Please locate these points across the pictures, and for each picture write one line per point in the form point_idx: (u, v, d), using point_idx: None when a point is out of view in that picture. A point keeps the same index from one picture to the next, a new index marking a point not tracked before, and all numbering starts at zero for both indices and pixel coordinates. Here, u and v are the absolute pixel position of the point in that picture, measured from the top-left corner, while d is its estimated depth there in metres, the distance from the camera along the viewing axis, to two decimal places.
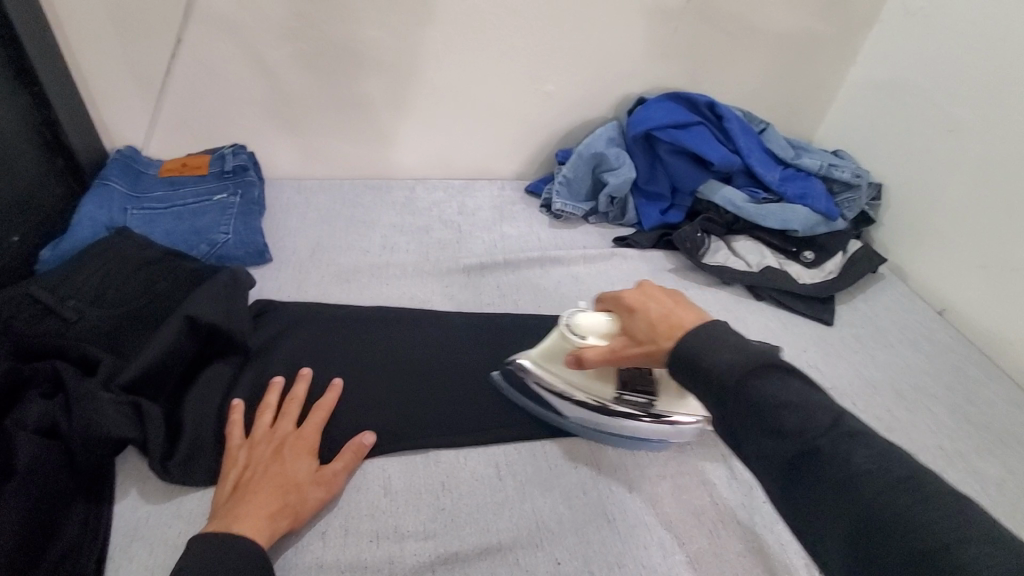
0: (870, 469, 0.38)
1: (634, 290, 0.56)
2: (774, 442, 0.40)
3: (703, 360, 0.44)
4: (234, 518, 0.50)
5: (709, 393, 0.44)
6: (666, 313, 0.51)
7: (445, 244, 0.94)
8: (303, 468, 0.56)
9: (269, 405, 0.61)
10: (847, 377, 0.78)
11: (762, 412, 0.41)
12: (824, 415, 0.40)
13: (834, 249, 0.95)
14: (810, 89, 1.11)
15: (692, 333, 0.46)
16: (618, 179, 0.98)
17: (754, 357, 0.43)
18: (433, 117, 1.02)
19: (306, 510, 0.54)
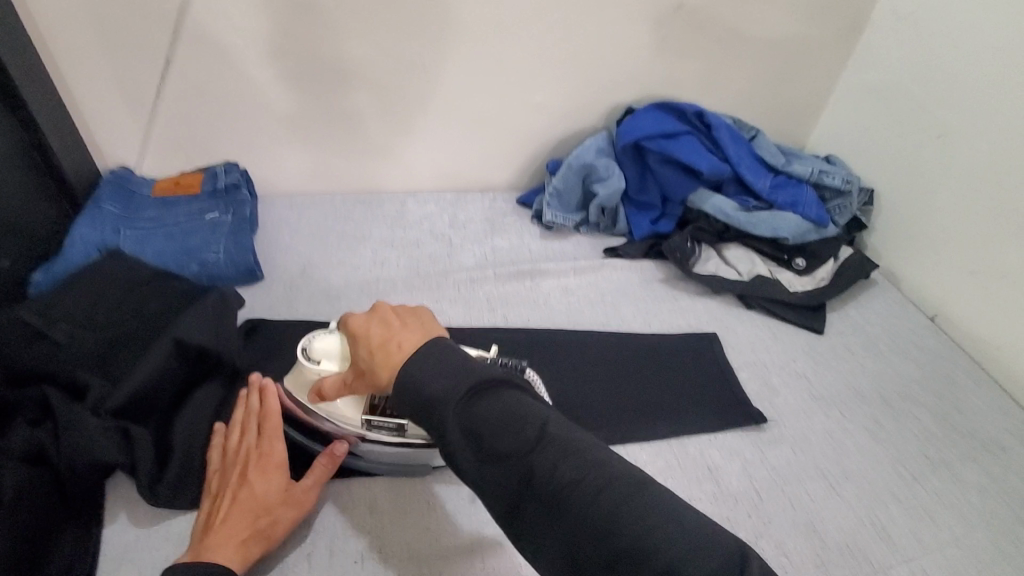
0: (571, 480, 0.43)
1: (365, 314, 0.55)
2: (495, 465, 0.45)
3: (424, 388, 0.47)
4: (206, 548, 0.52)
5: (428, 419, 0.47)
6: (382, 339, 0.52)
7: (436, 258, 0.94)
8: (272, 489, 0.57)
9: (235, 424, 0.61)
10: (835, 387, 0.78)
11: (481, 437, 0.45)
12: (530, 427, 0.45)
13: (826, 255, 0.95)
14: (801, 95, 1.10)
15: (413, 363, 0.48)
16: (608, 190, 0.98)
17: (468, 379, 0.47)
18: (423, 131, 1.03)
19: (278, 531, 0.56)
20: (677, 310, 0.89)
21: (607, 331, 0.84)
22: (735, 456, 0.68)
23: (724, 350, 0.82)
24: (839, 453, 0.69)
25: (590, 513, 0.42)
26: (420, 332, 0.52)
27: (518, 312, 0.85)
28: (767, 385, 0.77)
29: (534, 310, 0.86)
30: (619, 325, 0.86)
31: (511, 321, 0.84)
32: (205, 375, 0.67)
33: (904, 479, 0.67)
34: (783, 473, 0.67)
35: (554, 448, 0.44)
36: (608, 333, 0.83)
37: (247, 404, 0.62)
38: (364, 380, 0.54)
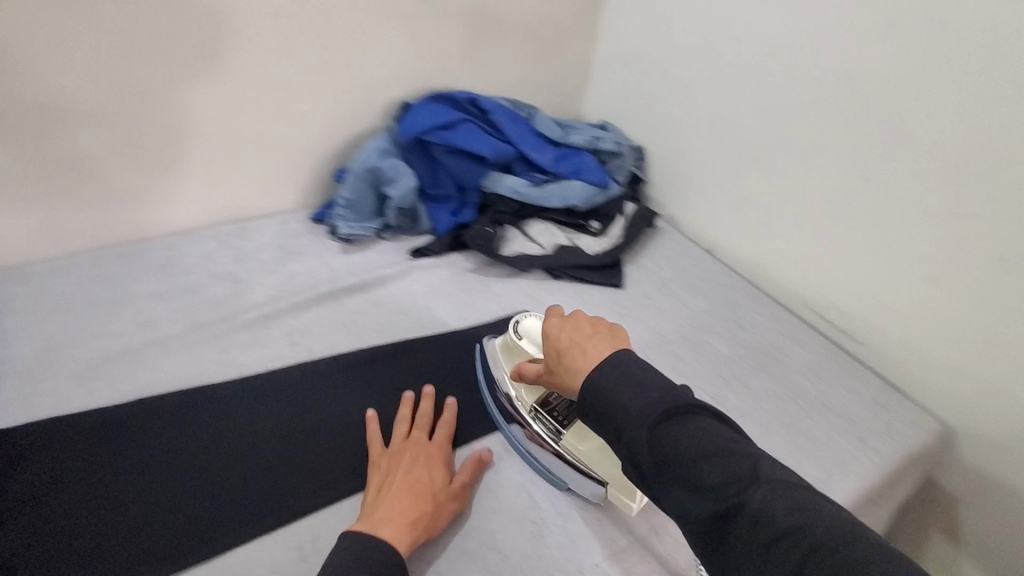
0: (805, 525, 0.40)
1: (557, 317, 0.61)
2: (691, 497, 0.44)
3: (617, 397, 0.48)
4: (379, 522, 0.55)
5: (610, 427, 0.48)
6: (570, 343, 0.57)
7: (220, 301, 0.83)
8: (439, 477, 0.60)
9: (406, 420, 0.66)
10: (641, 334, 0.84)
11: (667, 459, 0.44)
12: (723, 455, 0.44)
13: (614, 214, 1.02)
14: (568, 69, 1.17)
15: (595, 376, 0.50)
16: (399, 191, 0.94)
17: (664, 403, 0.46)
18: (175, 162, 0.89)
19: (440, 521, 0.58)
20: (491, 297, 0.89)
21: (424, 335, 0.80)
22: None
23: None
24: None
25: (791, 559, 0.40)
26: (607, 342, 0.56)
27: (324, 340, 0.78)
28: None
29: (342, 333, 0.79)
30: (436, 325, 0.83)
31: (318, 351, 0.76)
32: None
33: (705, 402, 0.74)
34: None
35: (769, 487, 0.42)
36: (425, 337, 0.80)
37: (421, 407, 0.68)
38: (549, 373, 0.59)
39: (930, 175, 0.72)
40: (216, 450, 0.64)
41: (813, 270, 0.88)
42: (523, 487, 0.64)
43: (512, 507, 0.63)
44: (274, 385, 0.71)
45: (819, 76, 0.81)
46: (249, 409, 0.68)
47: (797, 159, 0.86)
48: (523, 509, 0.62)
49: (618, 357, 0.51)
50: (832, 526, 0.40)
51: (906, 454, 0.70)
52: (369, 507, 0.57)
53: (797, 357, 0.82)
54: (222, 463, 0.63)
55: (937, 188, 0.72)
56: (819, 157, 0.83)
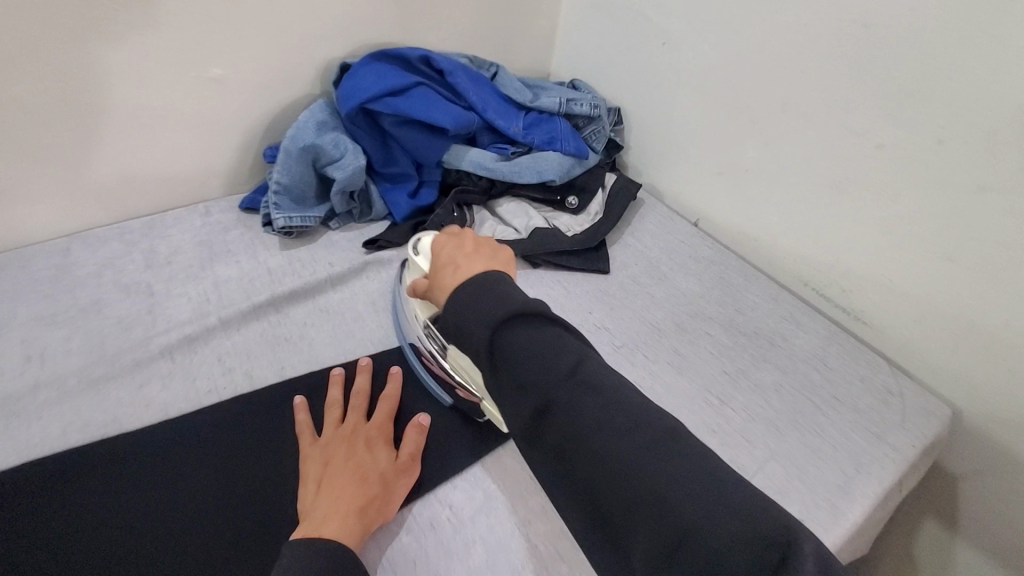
0: (621, 428, 0.41)
1: (445, 237, 0.60)
2: (518, 394, 0.44)
3: (464, 308, 0.47)
4: (320, 522, 0.49)
5: (462, 341, 0.48)
6: (449, 261, 0.57)
7: (131, 321, 0.68)
8: (381, 459, 0.55)
9: (336, 404, 0.60)
10: (634, 328, 0.74)
11: (504, 361, 0.45)
12: (553, 352, 0.44)
13: (593, 188, 0.91)
14: (533, 18, 1.02)
15: (453, 293, 0.50)
16: (346, 172, 0.79)
17: (497, 312, 0.46)
18: (52, 147, 0.71)
19: (393, 500, 0.53)
20: None
21: (387, 347, 0.69)
22: None
23: None
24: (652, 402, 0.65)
25: (598, 453, 0.41)
26: (486, 263, 0.55)
27: (267, 362, 0.65)
28: None
29: (288, 351, 0.66)
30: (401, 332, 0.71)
31: (261, 377, 0.64)
32: None
33: (712, 405, 0.66)
34: None
35: (581, 383, 0.43)
36: (390, 351, 0.68)
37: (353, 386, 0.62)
38: (429, 289, 0.59)
39: (952, 137, 0.64)
40: (134, 520, 0.52)
41: (815, 242, 0.81)
42: (521, 530, 0.55)
43: (506, 556, 0.53)
44: (207, 429, 0.58)
45: (824, 25, 0.70)
46: (177, 466, 0.55)
47: (798, 120, 0.77)
48: (521, 558, 0.53)
49: (481, 276, 0.50)
50: (638, 425, 0.41)
51: (923, 447, 0.65)
52: (309, 506, 0.51)
53: (802, 344, 0.75)
54: (142, 536, 0.51)
55: (959, 149, 0.64)
56: (825, 118, 0.74)
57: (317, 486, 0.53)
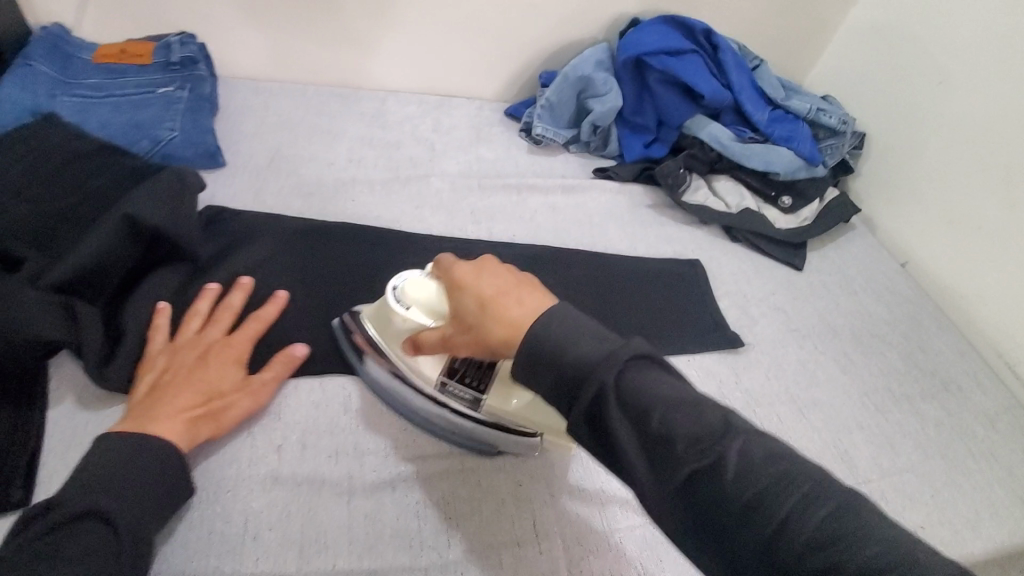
0: (783, 470, 0.36)
1: (470, 265, 0.49)
2: (658, 444, 0.37)
3: (565, 352, 0.40)
4: (148, 422, 0.47)
5: (570, 390, 0.40)
6: (497, 292, 0.46)
7: (417, 163, 0.88)
8: (229, 377, 0.52)
9: (199, 315, 0.56)
10: (809, 321, 0.79)
11: (644, 412, 0.38)
12: (688, 394, 0.39)
13: (812, 196, 0.94)
14: (804, 26, 1.06)
15: (538, 332, 0.41)
16: (603, 108, 0.92)
17: (620, 351, 0.39)
18: (406, 19, 0.92)
19: (230, 419, 0.51)
20: (664, 236, 0.86)
21: (594, 250, 0.81)
22: (712, 377, 0.69)
23: (709, 277, 0.80)
24: (809, 384, 0.71)
25: (746, 497, 0.35)
26: (538, 292, 0.46)
27: (505, 227, 0.81)
28: (747, 314, 0.77)
29: (521, 226, 0.82)
30: (607, 246, 0.82)
31: (497, 235, 0.80)
32: (164, 259, 0.60)
33: (865, 408, 0.70)
34: (757, 395, 0.68)
35: (748, 443, 0.37)
36: (594, 253, 0.80)
37: (223, 300, 0.58)
38: (467, 340, 0.47)
39: None
40: None
41: None
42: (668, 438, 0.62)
43: None
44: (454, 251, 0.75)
45: None
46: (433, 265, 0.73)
47: None
48: None
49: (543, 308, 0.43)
50: (787, 468, 0.36)
51: None
52: (135, 408, 0.49)
53: (978, 401, 0.74)
54: None
55: None
56: None
57: (150, 389, 0.50)
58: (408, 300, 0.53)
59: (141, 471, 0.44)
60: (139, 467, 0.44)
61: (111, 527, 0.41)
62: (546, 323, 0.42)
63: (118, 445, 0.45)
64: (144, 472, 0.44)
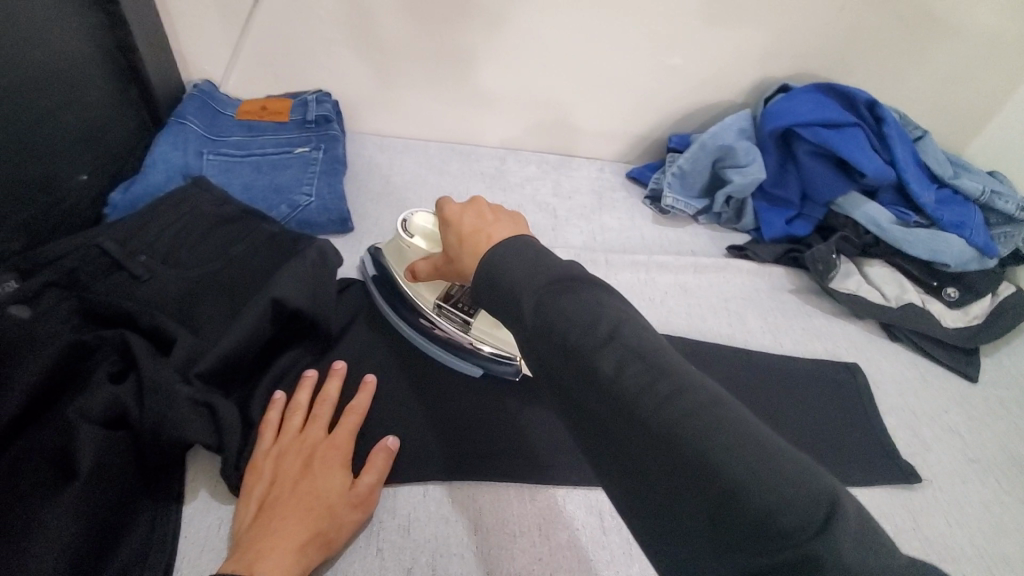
0: (670, 383, 0.32)
1: (460, 203, 0.49)
2: (559, 357, 0.35)
3: (502, 271, 0.39)
4: (258, 554, 0.42)
5: (495, 305, 0.39)
6: (474, 228, 0.46)
7: (540, 231, 0.84)
8: (335, 486, 0.47)
9: (300, 409, 0.52)
10: (992, 451, 0.67)
11: (551, 328, 0.35)
12: (588, 308, 0.35)
13: (984, 290, 0.81)
14: (976, 95, 0.94)
15: (487, 260, 0.40)
16: (744, 180, 0.84)
17: (545, 272, 0.38)
18: (535, 79, 0.89)
19: (339, 538, 0.46)
20: (811, 330, 0.77)
21: (732, 343, 0.73)
22: (882, 516, 0.59)
23: (868, 386, 0.70)
24: (998, 535, 0.60)
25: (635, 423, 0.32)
26: (515, 229, 0.46)
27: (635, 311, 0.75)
28: (918, 438, 0.67)
29: (652, 310, 0.75)
30: (746, 338, 0.74)
31: None
32: (294, 339, 0.58)
33: None
34: (936, 545, 0.58)
35: (628, 355, 0.33)
36: (734, 347, 0.72)
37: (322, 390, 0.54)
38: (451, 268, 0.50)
39: None
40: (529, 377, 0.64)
41: None
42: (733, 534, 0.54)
43: None
44: None
45: None
46: None
47: None
48: None
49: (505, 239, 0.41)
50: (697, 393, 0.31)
51: None
52: (244, 535, 0.44)
53: None
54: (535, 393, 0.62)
55: None
56: None
57: (258, 510, 0.45)
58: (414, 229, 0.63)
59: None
60: None
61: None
62: (497, 249, 0.40)
63: None
64: None
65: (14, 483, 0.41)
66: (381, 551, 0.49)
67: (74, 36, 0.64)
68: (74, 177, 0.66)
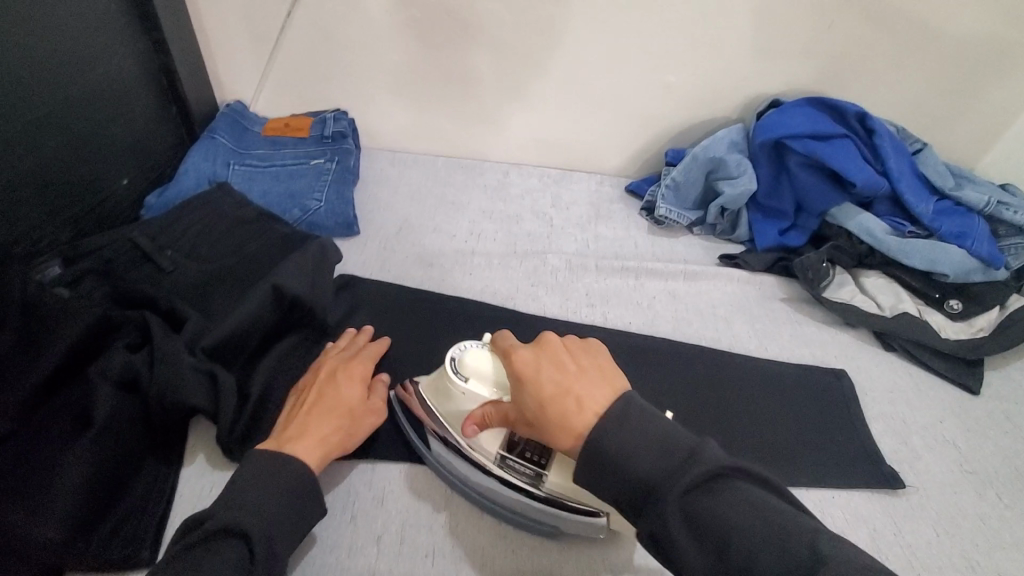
0: (819, 549, 0.36)
1: (531, 350, 0.50)
2: (702, 538, 0.39)
3: (628, 460, 0.41)
4: (288, 440, 0.51)
5: (641, 502, 0.41)
6: (558, 390, 0.46)
7: (535, 238, 0.88)
8: (355, 395, 0.56)
9: (335, 348, 0.61)
10: (991, 465, 0.65)
11: (705, 524, 0.39)
12: (736, 499, 0.39)
13: (991, 302, 0.79)
14: (983, 107, 0.94)
15: (590, 444, 0.43)
16: (735, 191, 0.86)
17: (674, 453, 0.41)
18: (537, 98, 0.94)
19: (358, 433, 0.54)
20: (800, 338, 0.77)
21: (717, 348, 0.74)
22: (863, 521, 0.58)
23: (858, 394, 0.70)
24: (993, 544, 0.58)
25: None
26: (600, 385, 0.46)
27: (621, 314, 0.77)
28: (907, 446, 0.66)
29: (639, 315, 0.77)
30: (732, 343, 0.75)
31: (612, 323, 0.76)
32: (292, 324, 0.64)
33: None
34: (920, 553, 0.57)
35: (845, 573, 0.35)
36: (717, 350, 0.73)
37: (352, 338, 0.63)
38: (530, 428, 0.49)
39: None
40: None
41: None
42: None
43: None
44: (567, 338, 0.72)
45: None
46: None
47: None
48: None
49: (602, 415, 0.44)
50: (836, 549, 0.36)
51: None
52: (281, 427, 0.53)
53: None
54: None
55: None
56: None
57: (293, 410, 0.55)
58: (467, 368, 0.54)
59: (273, 488, 0.47)
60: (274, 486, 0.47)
61: (246, 538, 0.44)
62: (595, 432, 0.43)
63: (264, 462, 0.48)
64: (283, 491, 0.47)
65: (39, 434, 0.48)
66: (355, 518, 0.54)
67: (125, 59, 0.75)
68: (116, 181, 0.75)
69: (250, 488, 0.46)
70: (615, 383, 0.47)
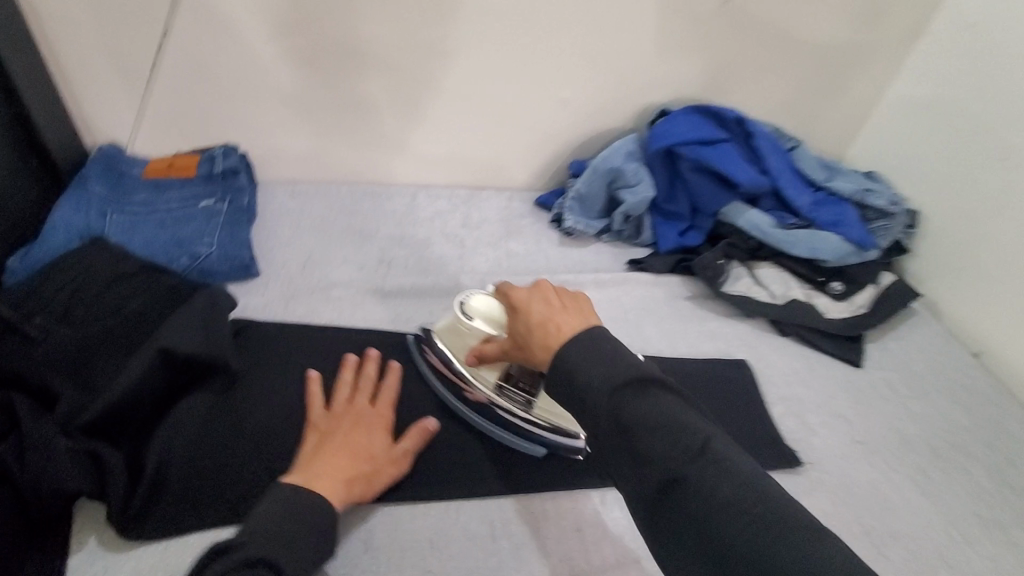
0: (711, 457, 0.41)
1: (527, 288, 0.54)
2: (615, 431, 0.42)
3: (579, 376, 0.44)
4: (311, 477, 0.54)
5: (580, 411, 0.44)
6: (544, 317, 0.50)
7: (446, 262, 0.87)
8: (379, 445, 0.59)
9: (344, 384, 0.64)
10: (880, 433, 0.72)
11: (632, 430, 0.41)
12: (659, 408, 0.42)
13: (864, 281, 0.87)
14: (845, 102, 1.03)
15: (560, 362, 0.45)
16: (635, 198, 0.89)
17: (618, 375, 0.43)
18: (437, 120, 0.94)
19: (377, 482, 0.57)
20: (706, 333, 0.81)
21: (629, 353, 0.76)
22: None
23: (758, 382, 0.75)
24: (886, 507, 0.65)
25: (676, 479, 0.40)
26: (580, 318, 0.50)
27: None
28: (804, 424, 0.71)
29: None
30: (643, 346, 0.78)
31: None
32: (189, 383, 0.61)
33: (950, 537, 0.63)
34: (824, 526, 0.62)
35: (717, 468, 0.40)
36: None
37: (361, 370, 0.66)
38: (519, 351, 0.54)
39: None
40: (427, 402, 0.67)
41: None
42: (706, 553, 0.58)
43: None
44: None
45: None
46: None
47: None
48: None
49: (584, 330, 0.47)
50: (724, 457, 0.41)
51: None
52: (299, 465, 0.55)
53: None
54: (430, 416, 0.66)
55: None
56: None
57: (314, 446, 0.57)
58: (472, 310, 0.67)
59: (277, 513, 0.49)
60: (284, 513, 0.49)
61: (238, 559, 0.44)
62: (568, 344, 0.46)
63: (292, 497, 0.50)
64: (294, 525, 0.49)
65: None
66: None
67: None
68: None
69: (264, 517, 0.48)
70: (595, 321, 0.50)
